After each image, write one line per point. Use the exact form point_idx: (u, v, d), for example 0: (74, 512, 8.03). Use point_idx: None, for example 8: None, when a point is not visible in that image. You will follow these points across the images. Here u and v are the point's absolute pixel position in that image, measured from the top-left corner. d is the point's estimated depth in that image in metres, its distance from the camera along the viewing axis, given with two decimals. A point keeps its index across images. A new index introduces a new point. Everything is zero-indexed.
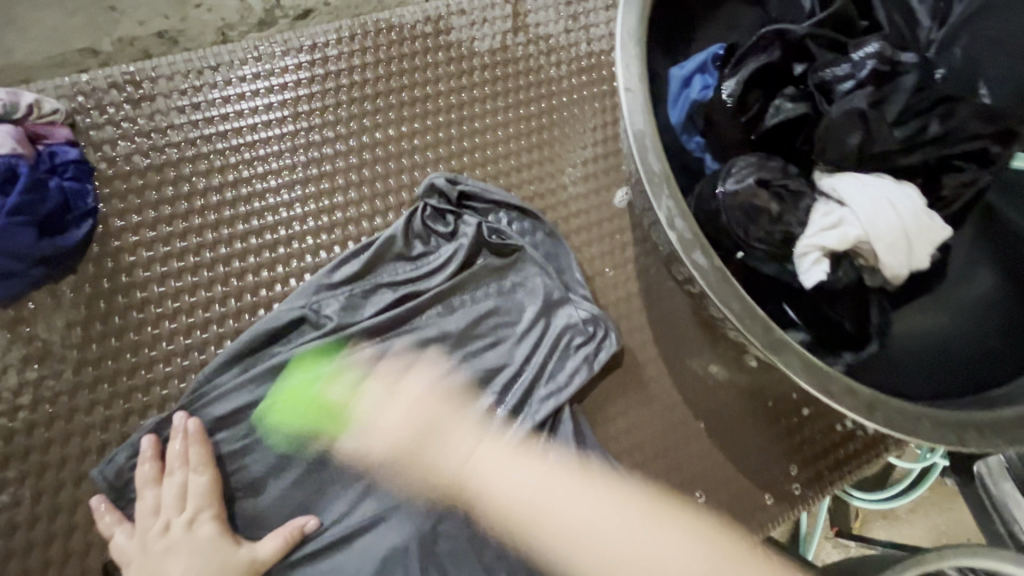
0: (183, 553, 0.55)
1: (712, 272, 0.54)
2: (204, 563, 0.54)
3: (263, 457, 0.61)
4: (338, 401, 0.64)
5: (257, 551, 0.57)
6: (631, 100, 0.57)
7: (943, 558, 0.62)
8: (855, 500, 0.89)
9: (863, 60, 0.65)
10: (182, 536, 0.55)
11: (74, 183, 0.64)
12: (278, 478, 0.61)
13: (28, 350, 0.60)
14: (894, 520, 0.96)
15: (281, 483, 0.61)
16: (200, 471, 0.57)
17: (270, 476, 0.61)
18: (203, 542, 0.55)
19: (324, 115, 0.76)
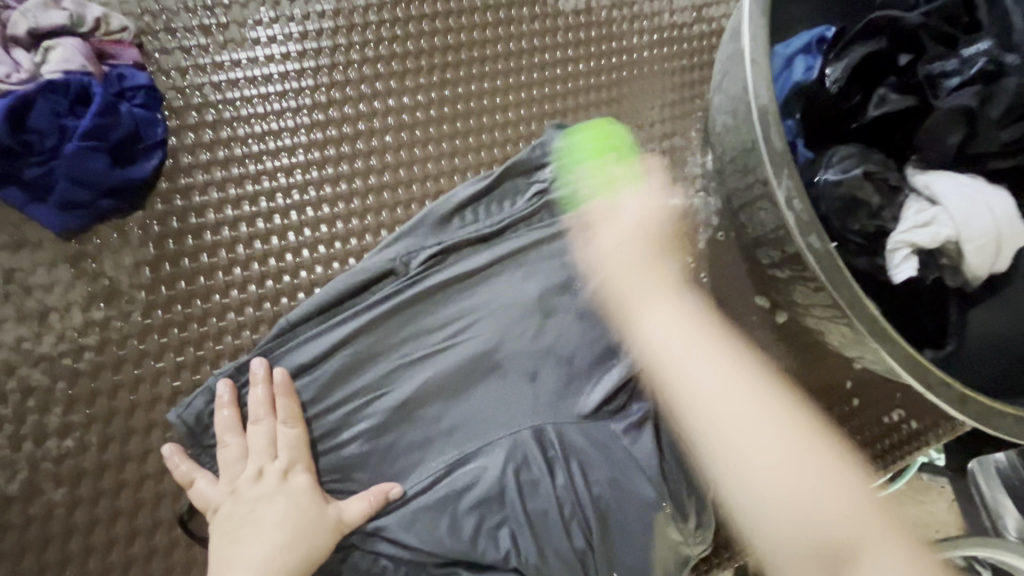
0: (276, 503, 0.53)
1: (825, 256, 0.54)
2: (299, 515, 0.53)
3: (342, 406, 0.59)
4: (415, 348, 0.61)
5: (343, 511, 0.55)
6: (756, 74, 0.55)
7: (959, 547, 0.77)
8: None
9: (973, 57, 0.64)
10: (274, 486, 0.53)
11: (144, 111, 0.59)
12: (354, 433, 0.59)
13: (93, 288, 0.55)
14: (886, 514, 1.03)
15: (357, 439, 0.59)
16: (289, 421, 0.55)
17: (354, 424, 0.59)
18: (297, 494, 0.53)
19: (405, 61, 0.71)
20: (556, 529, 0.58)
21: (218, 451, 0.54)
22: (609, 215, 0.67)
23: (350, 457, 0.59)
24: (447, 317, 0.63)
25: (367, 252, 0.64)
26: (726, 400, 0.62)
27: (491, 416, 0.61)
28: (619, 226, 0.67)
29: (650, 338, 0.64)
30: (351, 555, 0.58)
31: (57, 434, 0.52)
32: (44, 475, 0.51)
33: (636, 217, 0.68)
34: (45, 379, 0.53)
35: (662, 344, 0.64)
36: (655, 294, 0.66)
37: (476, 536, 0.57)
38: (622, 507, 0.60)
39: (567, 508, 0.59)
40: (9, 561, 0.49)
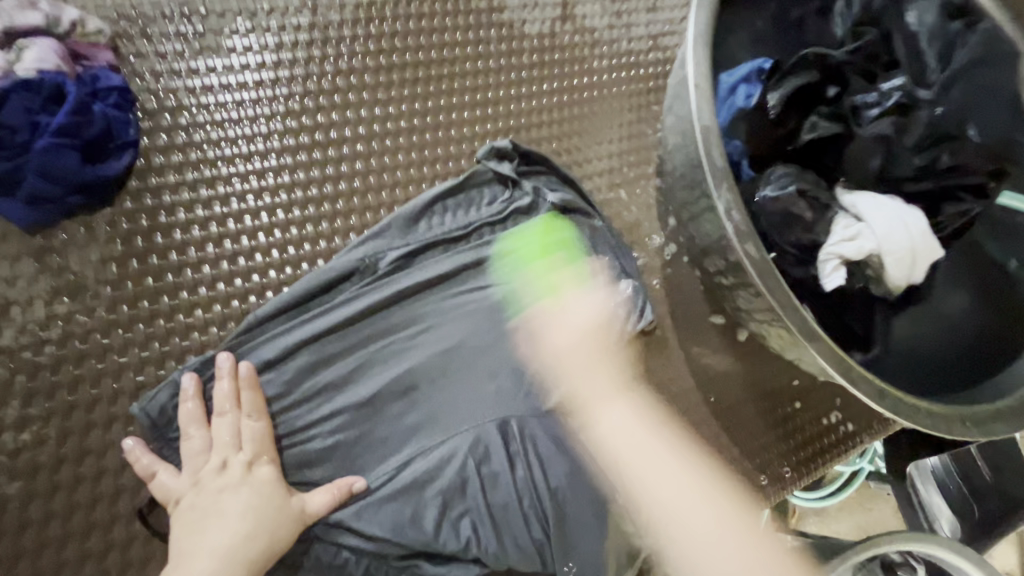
0: (239, 495, 0.53)
1: (761, 263, 0.59)
2: (262, 506, 0.52)
3: (309, 401, 0.61)
4: (379, 347, 0.63)
5: (308, 504, 0.58)
6: (699, 97, 0.61)
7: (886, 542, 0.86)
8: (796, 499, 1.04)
9: (890, 91, 0.73)
10: (237, 479, 0.53)
11: (118, 111, 0.60)
12: (320, 427, 0.61)
13: (58, 282, 0.56)
14: (822, 513, 1.10)
15: (323, 434, 0.61)
16: (255, 414, 0.55)
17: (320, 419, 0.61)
18: (260, 486, 0.53)
19: (377, 75, 0.74)
20: (516, 518, 0.62)
21: (183, 443, 0.54)
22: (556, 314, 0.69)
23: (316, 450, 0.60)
24: (409, 318, 0.65)
25: (336, 254, 0.66)
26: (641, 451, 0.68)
27: (453, 413, 0.63)
28: (568, 326, 0.69)
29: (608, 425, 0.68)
30: (312, 549, 0.60)
31: (14, 427, 0.52)
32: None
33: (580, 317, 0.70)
34: (5, 372, 0.53)
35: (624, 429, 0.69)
36: (606, 397, 0.69)
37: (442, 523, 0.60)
38: (579, 499, 0.63)
39: (526, 499, 0.61)
40: None
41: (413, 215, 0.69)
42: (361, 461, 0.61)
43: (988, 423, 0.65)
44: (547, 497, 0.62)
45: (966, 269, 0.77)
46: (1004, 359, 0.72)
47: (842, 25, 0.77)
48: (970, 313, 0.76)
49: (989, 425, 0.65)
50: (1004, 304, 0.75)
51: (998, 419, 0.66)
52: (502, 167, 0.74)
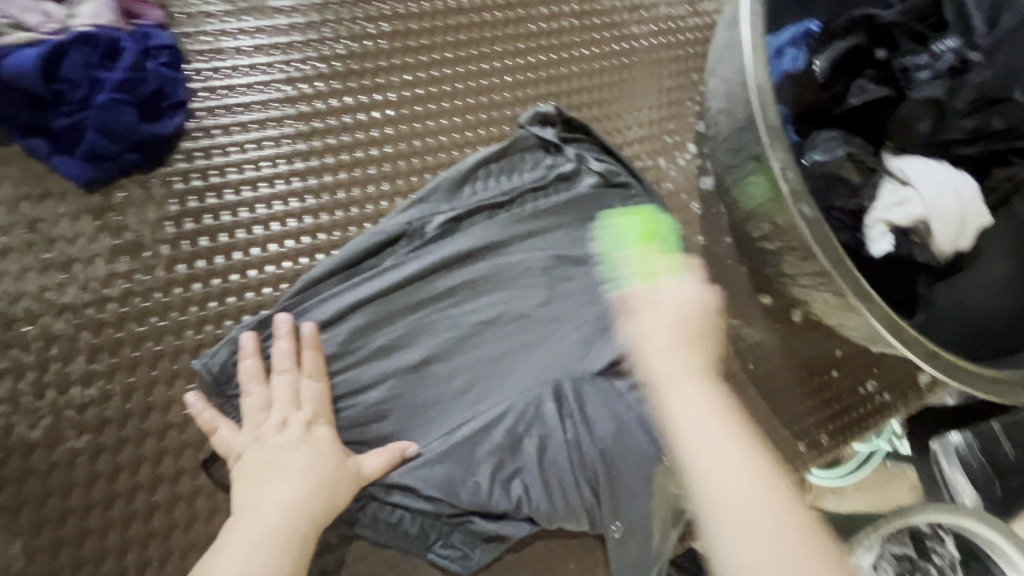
0: (300, 451, 0.53)
1: (816, 222, 0.59)
2: (323, 462, 0.53)
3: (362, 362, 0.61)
4: (431, 311, 0.64)
5: (362, 467, 0.57)
6: (753, 56, 0.61)
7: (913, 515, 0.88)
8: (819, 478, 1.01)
9: (942, 53, 0.72)
10: (298, 435, 0.54)
11: (169, 70, 0.59)
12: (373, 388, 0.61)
13: (117, 241, 0.56)
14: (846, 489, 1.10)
15: (376, 394, 0.61)
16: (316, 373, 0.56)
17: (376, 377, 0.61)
18: (319, 445, 0.54)
19: (420, 38, 0.74)
20: (563, 479, 0.63)
21: (245, 399, 0.55)
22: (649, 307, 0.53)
23: (370, 409, 0.61)
24: (457, 285, 0.65)
25: (383, 217, 0.66)
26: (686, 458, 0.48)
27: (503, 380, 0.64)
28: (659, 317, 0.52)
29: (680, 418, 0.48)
30: (368, 507, 0.60)
31: (81, 382, 0.53)
32: (68, 423, 0.52)
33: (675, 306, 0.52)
34: (68, 329, 0.53)
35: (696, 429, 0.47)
36: (680, 379, 0.49)
37: (494, 483, 0.61)
38: (628, 459, 0.64)
39: (576, 460, 0.63)
40: (32, 504, 0.50)
41: (457, 176, 0.69)
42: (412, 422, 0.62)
43: None
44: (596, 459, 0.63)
45: (1008, 237, 0.76)
46: None
47: None
48: (1011, 281, 0.76)
49: None
50: None
51: None
52: (547, 130, 0.73)
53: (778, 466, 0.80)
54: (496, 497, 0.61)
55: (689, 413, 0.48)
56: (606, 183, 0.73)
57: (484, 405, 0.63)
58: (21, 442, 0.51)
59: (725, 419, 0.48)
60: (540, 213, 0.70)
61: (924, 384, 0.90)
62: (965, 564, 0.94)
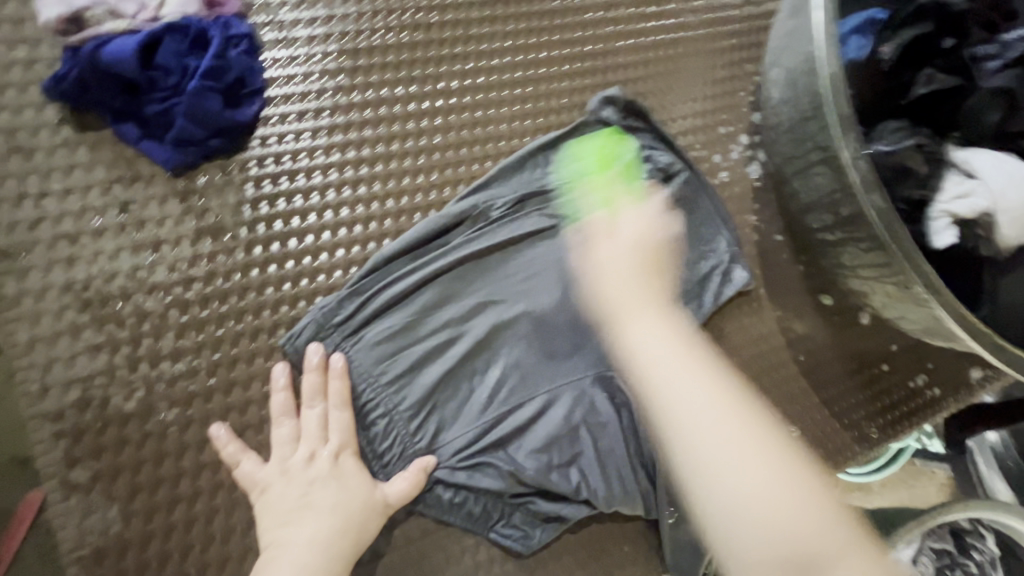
0: (327, 482, 0.54)
1: (888, 213, 0.58)
2: (348, 498, 0.55)
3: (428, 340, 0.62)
4: (494, 289, 0.65)
5: (388, 494, 0.57)
6: (826, 44, 0.61)
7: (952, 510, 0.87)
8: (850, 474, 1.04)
9: (1014, 42, 0.70)
10: (326, 468, 0.55)
11: (248, 58, 0.61)
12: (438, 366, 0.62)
13: (201, 223, 0.58)
14: (883, 485, 1.11)
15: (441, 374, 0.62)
16: (343, 406, 0.57)
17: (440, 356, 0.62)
18: (346, 478, 0.55)
19: (481, 27, 0.74)
20: (621, 464, 0.64)
21: (273, 430, 0.56)
22: (607, 233, 0.59)
23: (433, 389, 0.61)
24: (519, 270, 0.67)
25: (446, 204, 0.67)
26: (729, 450, 0.47)
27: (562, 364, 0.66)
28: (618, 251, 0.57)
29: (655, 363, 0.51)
30: (434, 488, 0.60)
31: (170, 357, 0.55)
32: (159, 396, 0.54)
33: (633, 233, 0.58)
34: (158, 306, 0.56)
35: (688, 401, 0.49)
36: (647, 304, 0.54)
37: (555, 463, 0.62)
38: None
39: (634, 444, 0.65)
40: (128, 471, 0.52)
41: (517, 162, 0.70)
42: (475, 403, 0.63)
43: None
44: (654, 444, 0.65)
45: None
46: None
47: None
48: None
49: None
50: None
51: None
52: (612, 116, 0.74)
53: (828, 458, 0.80)
54: (557, 478, 0.62)
55: (650, 338, 0.52)
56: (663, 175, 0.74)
57: (545, 387, 0.65)
58: (117, 413, 0.53)
59: (715, 389, 0.50)
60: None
61: (975, 379, 0.89)
62: (1008, 561, 0.93)
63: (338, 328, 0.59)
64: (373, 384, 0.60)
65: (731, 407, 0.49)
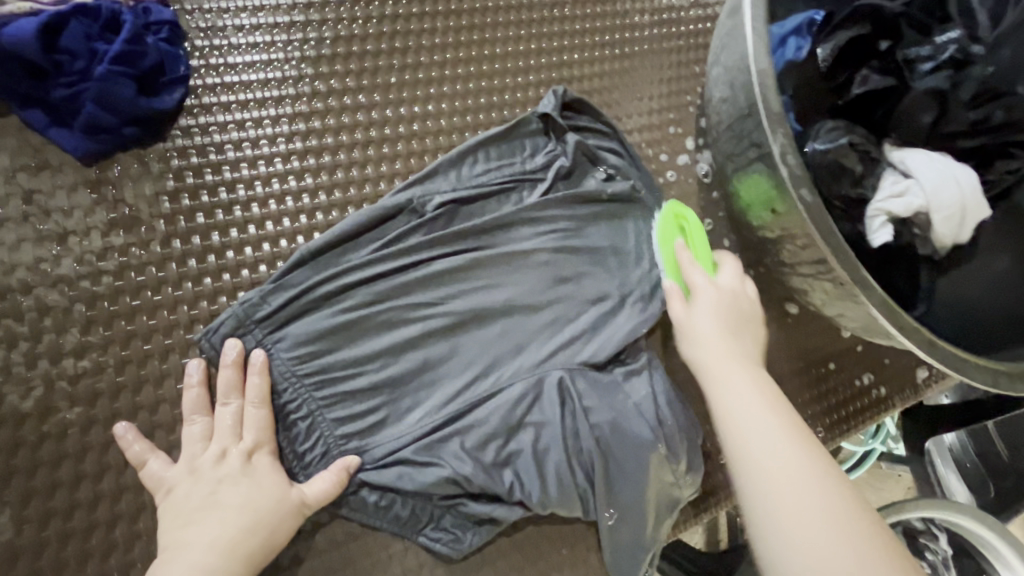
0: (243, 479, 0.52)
1: (815, 208, 0.59)
2: (260, 498, 0.52)
3: (356, 337, 0.60)
4: (430, 289, 0.64)
5: (306, 493, 0.55)
6: (756, 41, 0.60)
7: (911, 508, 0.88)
8: None
9: (946, 44, 0.71)
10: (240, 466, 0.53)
11: (168, 46, 0.59)
12: (368, 366, 0.60)
13: (114, 215, 0.56)
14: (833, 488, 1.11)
15: (369, 372, 0.60)
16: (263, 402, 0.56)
17: (369, 359, 0.60)
18: (260, 476, 0.53)
19: (420, 22, 0.73)
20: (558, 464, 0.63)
21: (185, 428, 0.54)
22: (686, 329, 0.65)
23: (362, 388, 0.59)
24: (460, 267, 0.66)
25: (379, 199, 0.66)
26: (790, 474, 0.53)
27: (500, 363, 0.65)
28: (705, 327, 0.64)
29: (734, 417, 0.58)
30: (361, 490, 0.59)
31: (74, 354, 0.53)
32: (60, 394, 0.52)
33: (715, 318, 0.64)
34: (62, 301, 0.53)
35: (750, 435, 0.56)
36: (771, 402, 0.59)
37: (489, 461, 0.61)
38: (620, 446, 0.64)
39: (570, 445, 0.63)
40: (23, 474, 0.50)
41: (456, 156, 0.69)
42: (405, 398, 0.61)
43: None
44: (592, 447, 0.63)
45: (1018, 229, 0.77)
46: None
47: None
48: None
49: None
50: None
51: None
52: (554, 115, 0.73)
53: None
54: (489, 478, 0.61)
55: (733, 398, 0.59)
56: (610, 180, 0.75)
57: (482, 387, 0.63)
58: (13, 411, 0.51)
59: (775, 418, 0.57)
60: (544, 200, 0.70)
61: (922, 379, 0.90)
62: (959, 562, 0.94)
63: (259, 323, 0.57)
64: (295, 381, 0.58)
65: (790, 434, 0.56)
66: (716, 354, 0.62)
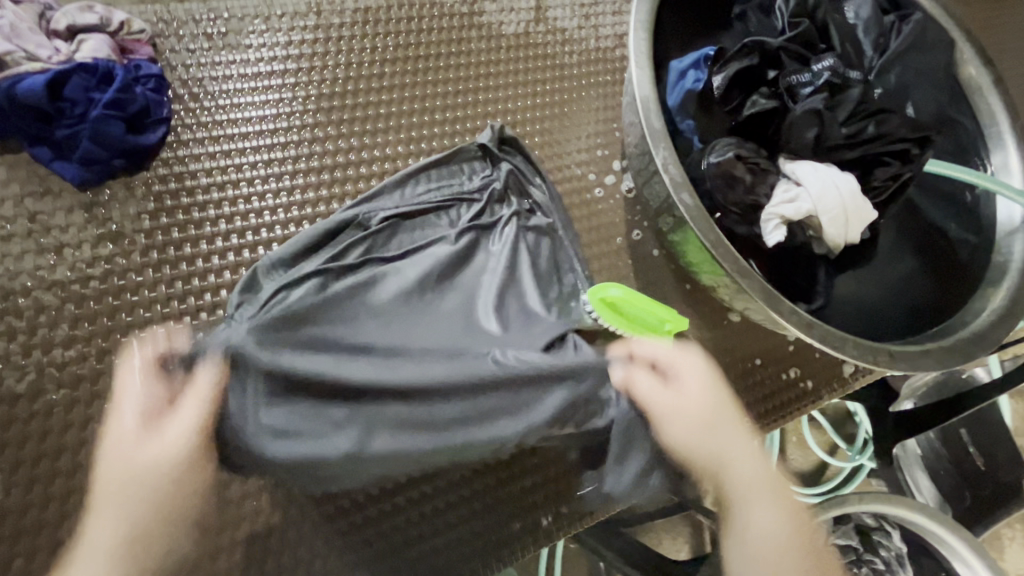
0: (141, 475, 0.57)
1: (694, 210, 0.69)
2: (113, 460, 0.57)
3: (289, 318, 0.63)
4: (367, 281, 0.70)
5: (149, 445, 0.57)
6: (640, 74, 0.72)
7: (863, 500, 1.01)
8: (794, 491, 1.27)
9: (821, 71, 0.82)
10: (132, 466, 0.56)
11: (155, 94, 0.72)
12: (302, 344, 0.62)
13: (102, 231, 0.68)
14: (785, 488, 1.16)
15: (303, 350, 0.62)
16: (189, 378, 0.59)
17: (299, 336, 0.62)
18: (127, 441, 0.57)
19: (370, 68, 0.85)
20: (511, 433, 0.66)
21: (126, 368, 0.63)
22: (663, 382, 0.68)
23: (295, 365, 0.61)
24: (401, 264, 0.73)
25: (330, 216, 0.76)
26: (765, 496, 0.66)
27: (448, 340, 0.68)
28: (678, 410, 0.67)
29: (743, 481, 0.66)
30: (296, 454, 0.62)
31: (63, 344, 0.64)
32: (49, 378, 0.63)
33: (695, 380, 0.68)
34: (57, 300, 0.65)
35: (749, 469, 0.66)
36: (743, 448, 0.67)
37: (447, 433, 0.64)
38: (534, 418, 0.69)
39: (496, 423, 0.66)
40: (16, 443, 0.61)
41: (400, 177, 0.81)
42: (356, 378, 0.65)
43: (916, 358, 0.75)
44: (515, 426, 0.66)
45: (910, 241, 0.91)
46: (933, 319, 0.85)
47: (782, 19, 0.88)
48: (915, 279, 0.89)
49: (916, 360, 0.74)
50: (940, 276, 0.88)
51: (924, 355, 0.75)
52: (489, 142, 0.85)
53: None
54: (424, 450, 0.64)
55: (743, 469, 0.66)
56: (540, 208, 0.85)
57: (420, 364, 0.66)
58: (10, 392, 0.62)
59: (754, 453, 0.67)
60: (475, 217, 0.80)
61: (849, 373, 0.96)
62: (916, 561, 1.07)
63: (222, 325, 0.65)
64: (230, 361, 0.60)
65: (761, 470, 0.67)
66: (696, 398, 0.68)
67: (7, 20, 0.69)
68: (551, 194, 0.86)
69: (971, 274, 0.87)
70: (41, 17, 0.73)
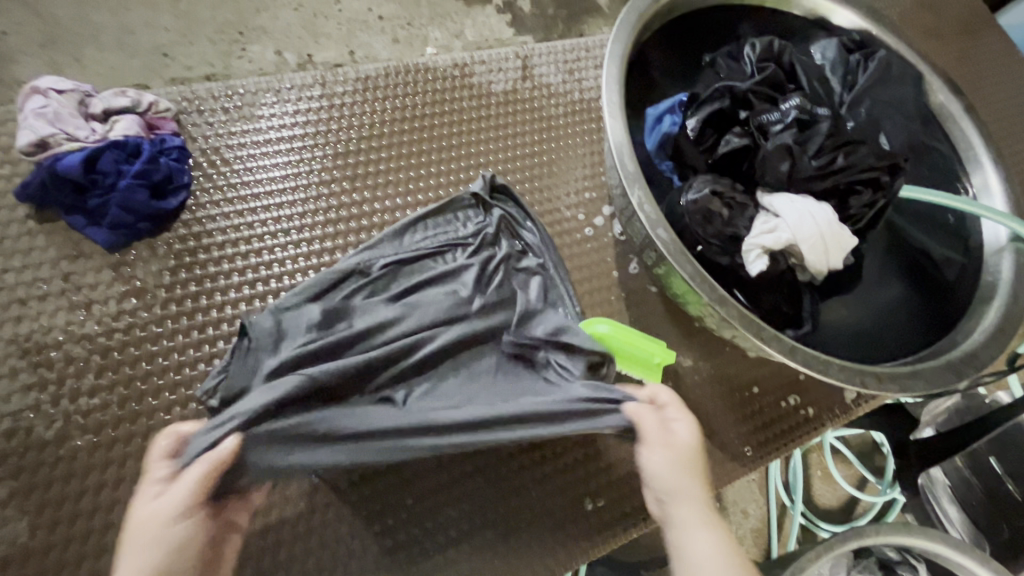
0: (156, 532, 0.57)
1: (671, 244, 0.74)
2: None
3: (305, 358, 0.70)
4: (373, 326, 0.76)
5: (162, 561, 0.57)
6: (613, 122, 0.77)
7: (881, 532, 0.97)
8: (821, 529, 1.22)
9: (789, 109, 0.87)
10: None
11: (177, 163, 0.81)
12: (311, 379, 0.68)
13: (126, 287, 0.75)
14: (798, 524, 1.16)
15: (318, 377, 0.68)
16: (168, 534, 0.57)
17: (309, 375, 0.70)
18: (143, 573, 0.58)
19: (371, 128, 0.93)
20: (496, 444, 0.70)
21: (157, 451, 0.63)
22: (655, 443, 0.70)
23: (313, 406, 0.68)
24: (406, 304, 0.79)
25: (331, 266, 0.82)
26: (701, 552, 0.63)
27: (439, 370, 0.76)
28: (660, 473, 0.69)
29: (689, 524, 0.65)
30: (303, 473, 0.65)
31: (88, 393, 0.69)
32: (75, 425, 0.68)
33: (671, 476, 0.68)
34: (84, 352, 0.71)
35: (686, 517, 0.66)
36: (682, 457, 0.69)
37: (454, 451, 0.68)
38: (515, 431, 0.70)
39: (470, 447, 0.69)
40: (41, 487, 0.65)
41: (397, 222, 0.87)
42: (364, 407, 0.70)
43: (907, 379, 0.76)
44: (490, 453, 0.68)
45: (898, 262, 0.93)
46: (926, 341, 0.86)
47: (750, 64, 0.94)
48: (907, 302, 0.90)
49: (907, 381, 0.76)
50: (930, 298, 0.90)
51: (915, 377, 0.77)
52: (481, 190, 0.91)
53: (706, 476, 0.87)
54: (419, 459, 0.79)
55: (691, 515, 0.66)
56: (529, 253, 0.89)
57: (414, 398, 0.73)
58: (38, 439, 0.67)
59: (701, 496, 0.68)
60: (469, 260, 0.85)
61: (851, 400, 0.96)
62: None
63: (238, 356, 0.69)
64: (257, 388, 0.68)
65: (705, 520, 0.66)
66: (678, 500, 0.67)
67: (51, 108, 0.79)
68: (539, 236, 0.90)
69: (961, 295, 0.89)
70: (81, 103, 0.83)
